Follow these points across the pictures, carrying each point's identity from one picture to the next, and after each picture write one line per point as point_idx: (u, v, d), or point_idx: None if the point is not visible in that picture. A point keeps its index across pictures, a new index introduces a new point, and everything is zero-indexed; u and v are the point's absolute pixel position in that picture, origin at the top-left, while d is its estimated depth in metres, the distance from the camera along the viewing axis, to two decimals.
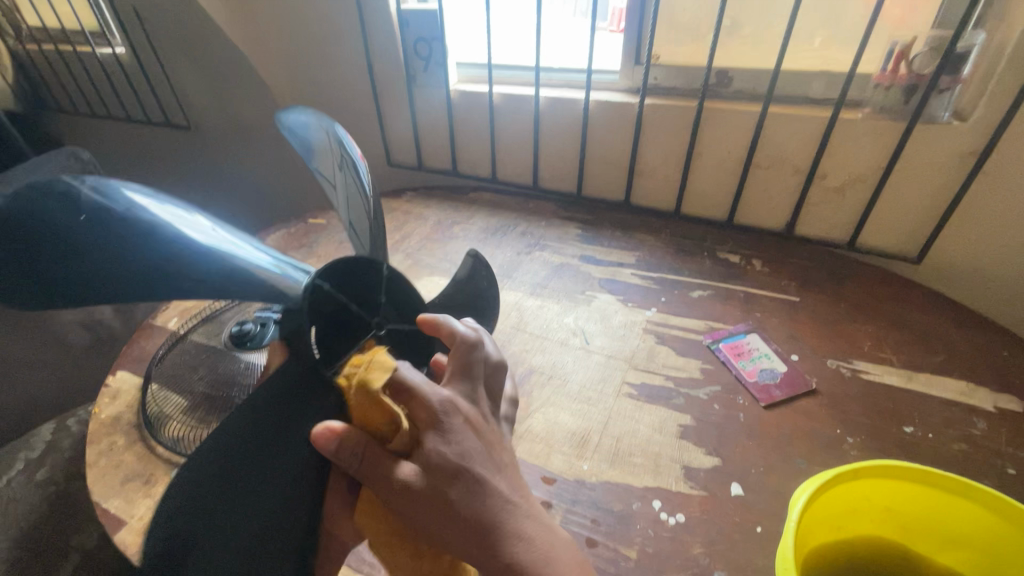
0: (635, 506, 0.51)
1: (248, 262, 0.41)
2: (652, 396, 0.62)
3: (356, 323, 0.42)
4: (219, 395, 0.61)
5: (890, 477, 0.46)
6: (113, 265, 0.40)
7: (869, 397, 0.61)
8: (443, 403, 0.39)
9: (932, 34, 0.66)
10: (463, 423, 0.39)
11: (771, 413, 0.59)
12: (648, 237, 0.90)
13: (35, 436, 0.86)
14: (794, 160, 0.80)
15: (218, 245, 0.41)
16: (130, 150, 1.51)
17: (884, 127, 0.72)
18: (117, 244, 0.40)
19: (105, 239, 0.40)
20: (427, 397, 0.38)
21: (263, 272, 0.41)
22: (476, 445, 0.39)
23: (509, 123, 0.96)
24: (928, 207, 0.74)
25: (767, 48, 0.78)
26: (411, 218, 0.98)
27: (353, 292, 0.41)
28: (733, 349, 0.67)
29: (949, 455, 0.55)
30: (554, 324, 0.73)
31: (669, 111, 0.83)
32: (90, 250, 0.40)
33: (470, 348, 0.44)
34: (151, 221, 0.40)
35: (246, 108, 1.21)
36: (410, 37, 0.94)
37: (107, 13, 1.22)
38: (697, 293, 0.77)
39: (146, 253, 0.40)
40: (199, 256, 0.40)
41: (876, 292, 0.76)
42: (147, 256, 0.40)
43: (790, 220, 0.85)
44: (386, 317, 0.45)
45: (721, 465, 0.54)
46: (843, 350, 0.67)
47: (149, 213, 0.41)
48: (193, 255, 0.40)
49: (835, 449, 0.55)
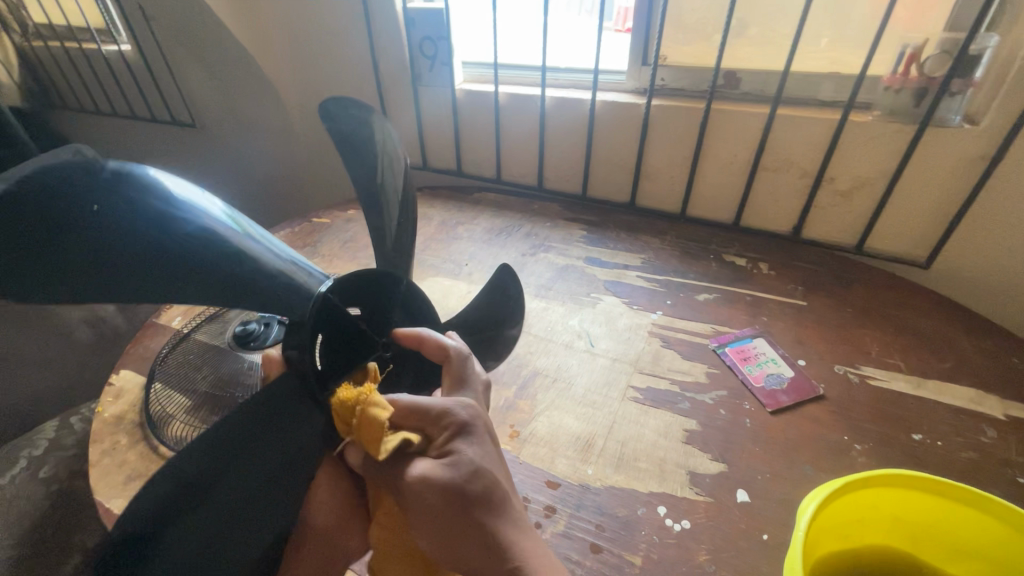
0: (640, 512, 0.50)
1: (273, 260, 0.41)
2: (657, 400, 0.61)
3: (362, 334, 0.43)
4: (222, 395, 0.61)
5: (899, 486, 0.46)
6: (119, 258, 0.35)
7: (876, 404, 0.60)
8: (461, 410, 0.39)
9: (944, 37, 0.65)
10: (483, 431, 0.40)
11: (778, 419, 0.59)
12: (653, 239, 0.89)
13: (39, 434, 0.86)
14: (802, 162, 0.79)
15: (237, 235, 0.40)
16: (135, 148, 1.51)
17: (894, 130, 0.71)
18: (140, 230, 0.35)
19: (126, 223, 0.35)
20: (449, 407, 0.39)
21: (288, 270, 0.41)
22: (492, 451, 0.40)
23: (514, 124, 0.95)
24: (938, 211, 0.73)
25: (775, 50, 0.77)
26: (415, 217, 0.97)
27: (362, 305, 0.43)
28: (739, 353, 0.67)
29: (958, 463, 0.54)
30: (558, 326, 0.72)
31: (676, 113, 0.83)
32: (105, 235, 0.34)
33: (462, 360, 0.46)
34: (178, 208, 0.37)
35: (252, 106, 1.20)
36: (416, 37, 0.94)
37: (112, 10, 1.22)
38: (703, 296, 0.77)
39: (169, 241, 0.36)
40: (224, 250, 0.39)
41: (884, 297, 0.75)
42: (169, 245, 0.36)
43: (797, 223, 0.84)
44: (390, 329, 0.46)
45: (726, 471, 0.54)
46: (850, 356, 0.66)
47: (172, 197, 0.37)
48: (218, 251, 0.38)
49: (842, 456, 0.55)
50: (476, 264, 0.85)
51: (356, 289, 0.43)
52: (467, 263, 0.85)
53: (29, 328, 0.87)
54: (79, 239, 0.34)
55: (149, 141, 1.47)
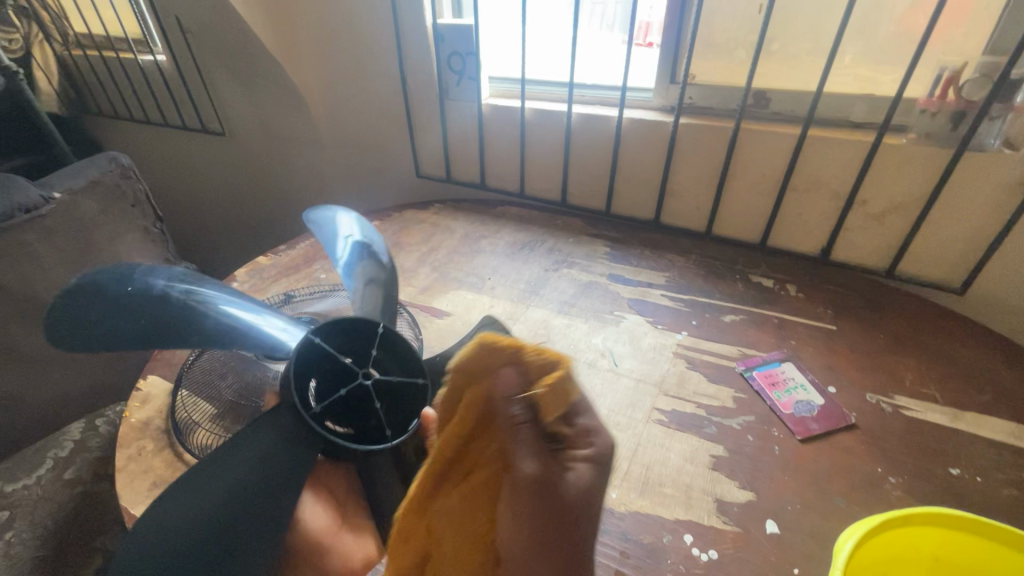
0: (666, 540, 0.49)
1: (257, 328, 0.51)
2: (683, 424, 0.60)
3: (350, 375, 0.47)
4: (247, 405, 0.62)
5: (934, 526, 0.46)
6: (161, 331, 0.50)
7: (911, 435, 0.58)
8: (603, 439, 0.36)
9: (983, 60, 0.65)
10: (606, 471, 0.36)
11: (808, 448, 0.57)
12: (677, 258, 0.88)
13: (65, 435, 0.88)
14: (833, 184, 0.78)
15: (233, 313, 0.52)
16: (167, 154, 1.55)
17: (929, 154, 0.70)
18: (187, 314, 0.51)
19: (177, 314, 0.51)
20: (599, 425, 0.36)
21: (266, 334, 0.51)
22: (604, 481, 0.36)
23: (539, 139, 0.96)
24: (974, 237, 0.71)
25: (807, 71, 0.77)
26: (439, 230, 0.98)
27: (341, 347, 0.48)
28: (767, 378, 0.65)
29: (999, 501, 0.52)
30: (582, 344, 0.72)
31: (705, 131, 0.82)
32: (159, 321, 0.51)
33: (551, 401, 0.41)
34: (202, 302, 0.52)
35: (282, 116, 1.23)
36: (445, 52, 0.95)
37: (151, 22, 1.25)
38: (729, 317, 0.75)
39: (201, 320, 0.51)
40: (229, 322, 0.51)
41: (917, 323, 0.73)
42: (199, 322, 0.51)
43: (826, 245, 0.83)
44: (376, 369, 0.48)
45: (755, 500, 0.52)
46: (883, 384, 0.64)
47: (198, 296, 0.53)
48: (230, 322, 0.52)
49: (876, 488, 0.53)
50: (498, 278, 0.85)
51: (344, 335, 0.48)
52: (489, 277, 0.85)
53: None
54: (137, 329, 0.50)
55: (180, 149, 1.51)
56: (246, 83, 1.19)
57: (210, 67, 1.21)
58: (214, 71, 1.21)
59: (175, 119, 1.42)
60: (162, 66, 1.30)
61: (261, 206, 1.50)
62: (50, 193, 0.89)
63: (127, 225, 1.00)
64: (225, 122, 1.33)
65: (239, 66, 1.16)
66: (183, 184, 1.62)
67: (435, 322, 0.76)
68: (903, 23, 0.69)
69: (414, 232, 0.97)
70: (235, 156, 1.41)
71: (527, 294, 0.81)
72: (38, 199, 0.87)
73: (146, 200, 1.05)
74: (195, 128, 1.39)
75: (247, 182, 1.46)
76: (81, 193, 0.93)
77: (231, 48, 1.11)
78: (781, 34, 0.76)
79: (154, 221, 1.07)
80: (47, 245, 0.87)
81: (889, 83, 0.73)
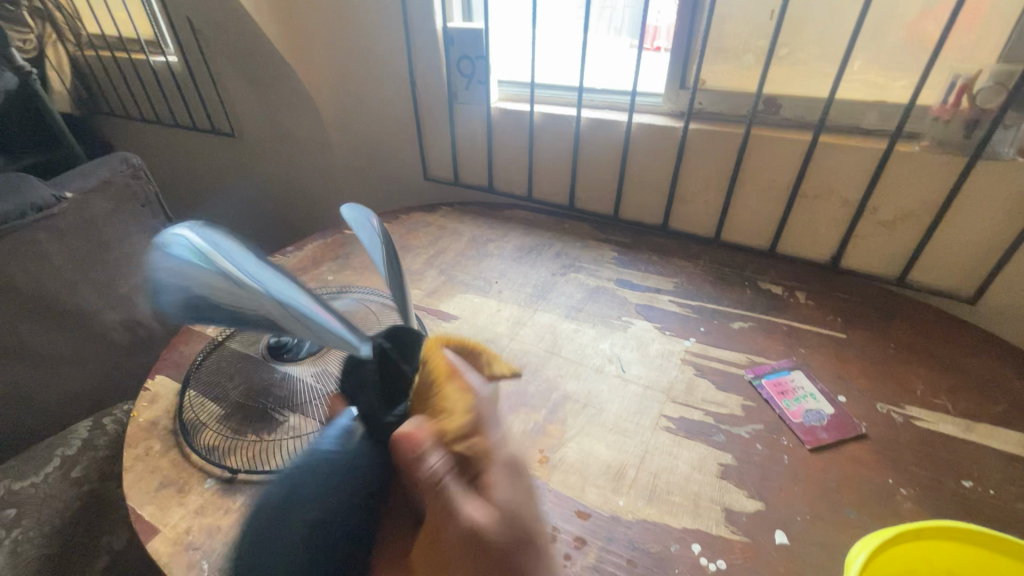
0: (674, 549, 0.49)
1: (311, 312, 0.40)
2: (691, 431, 0.60)
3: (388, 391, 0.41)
4: (255, 407, 0.62)
5: (947, 541, 0.45)
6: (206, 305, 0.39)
7: (922, 446, 0.58)
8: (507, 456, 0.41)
9: (998, 69, 0.64)
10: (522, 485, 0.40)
11: (817, 458, 0.57)
12: (686, 263, 0.88)
13: (73, 433, 0.88)
14: (844, 192, 0.77)
15: (279, 291, 0.40)
16: (178, 155, 1.57)
17: (942, 162, 0.69)
18: (233, 284, 0.40)
19: (219, 286, 0.39)
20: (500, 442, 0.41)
21: (327, 325, 0.40)
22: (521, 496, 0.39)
23: (548, 144, 0.96)
24: (986, 246, 0.71)
25: (818, 78, 0.76)
26: (446, 233, 0.98)
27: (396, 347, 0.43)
28: (776, 387, 0.65)
29: (1013, 515, 0.51)
30: (589, 350, 0.71)
31: (715, 136, 0.82)
32: (202, 292, 0.40)
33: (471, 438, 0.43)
34: (245, 274, 0.40)
35: (291, 118, 1.24)
36: (454, 56, 0.95)
37: (163, 24, 1.27)
38: (738, 324, 0.75)
39: (245, 294, 0.39)
40: (277, 298, 0.40)
41: (928, 333, 0.72)
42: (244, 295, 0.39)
43: (836, 252, 0.82)
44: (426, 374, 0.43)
45: (764, 510, 0.52)
46: (894, 394, 0.64)
47: (240, 268, 0.41)
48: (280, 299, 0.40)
49: (887, 500, 0.52)
50: (505, 282, 0.85)
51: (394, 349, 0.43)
52: (496, 281, 0.85)
53: (69, 329, 0.90)
54: (182, 303, 0.40)
55: (190, 149, 1.52)
56: (256, 85, 1.20)
57: (221, 68, 1.22)
58: (225, 73, 1.22)
59: (185, 120, 1.43)
60: (174, 67, 1.31)
61: (269, 207, 1.51)
62: (63, 193, 0.89)
63: (136, 225, 1.01)
64: (234, 124, 1.34)
65: (249, 67, 1.16)
66: (192, 184, 1.63)
67: (442, 326, 0.76)
68: (917, 30, 0.69)
69: (421, 234, 0.97)
70: (244, 157, 1.42)
71: (534, 299, 0.81)
72: (51, 198, 0.87)
73: (157, 200, 1.06)
74: (205, 129, 1.40)
75: (256, 184, 1.47)
76: (93, 193, 0.93)
77: (242, 49, 1.11)
78: (792, 40, 0.76)
79: (163, 221, 1.08)
80: (57, 244, 0.87)
81: (900, 89, 0.72)
